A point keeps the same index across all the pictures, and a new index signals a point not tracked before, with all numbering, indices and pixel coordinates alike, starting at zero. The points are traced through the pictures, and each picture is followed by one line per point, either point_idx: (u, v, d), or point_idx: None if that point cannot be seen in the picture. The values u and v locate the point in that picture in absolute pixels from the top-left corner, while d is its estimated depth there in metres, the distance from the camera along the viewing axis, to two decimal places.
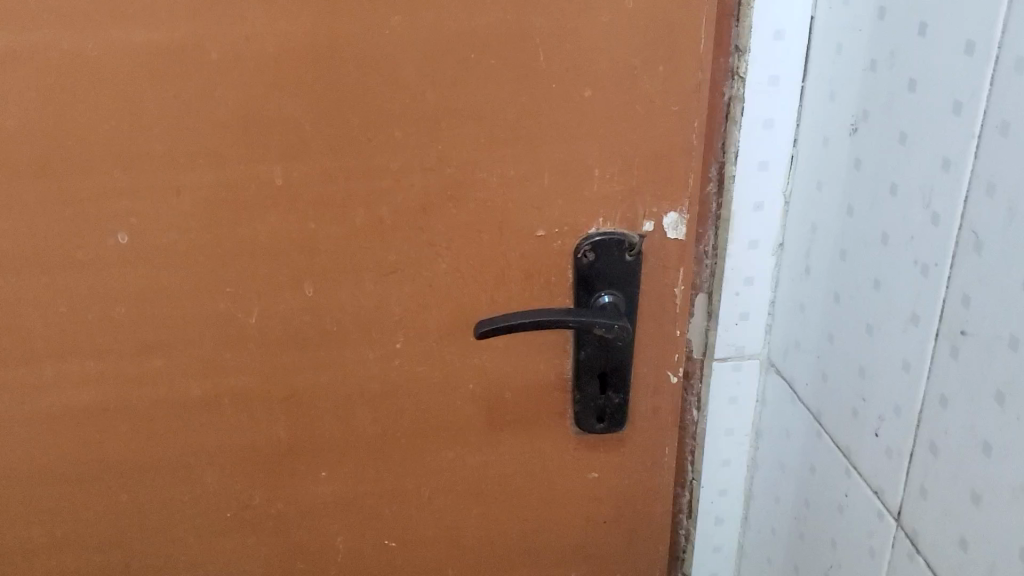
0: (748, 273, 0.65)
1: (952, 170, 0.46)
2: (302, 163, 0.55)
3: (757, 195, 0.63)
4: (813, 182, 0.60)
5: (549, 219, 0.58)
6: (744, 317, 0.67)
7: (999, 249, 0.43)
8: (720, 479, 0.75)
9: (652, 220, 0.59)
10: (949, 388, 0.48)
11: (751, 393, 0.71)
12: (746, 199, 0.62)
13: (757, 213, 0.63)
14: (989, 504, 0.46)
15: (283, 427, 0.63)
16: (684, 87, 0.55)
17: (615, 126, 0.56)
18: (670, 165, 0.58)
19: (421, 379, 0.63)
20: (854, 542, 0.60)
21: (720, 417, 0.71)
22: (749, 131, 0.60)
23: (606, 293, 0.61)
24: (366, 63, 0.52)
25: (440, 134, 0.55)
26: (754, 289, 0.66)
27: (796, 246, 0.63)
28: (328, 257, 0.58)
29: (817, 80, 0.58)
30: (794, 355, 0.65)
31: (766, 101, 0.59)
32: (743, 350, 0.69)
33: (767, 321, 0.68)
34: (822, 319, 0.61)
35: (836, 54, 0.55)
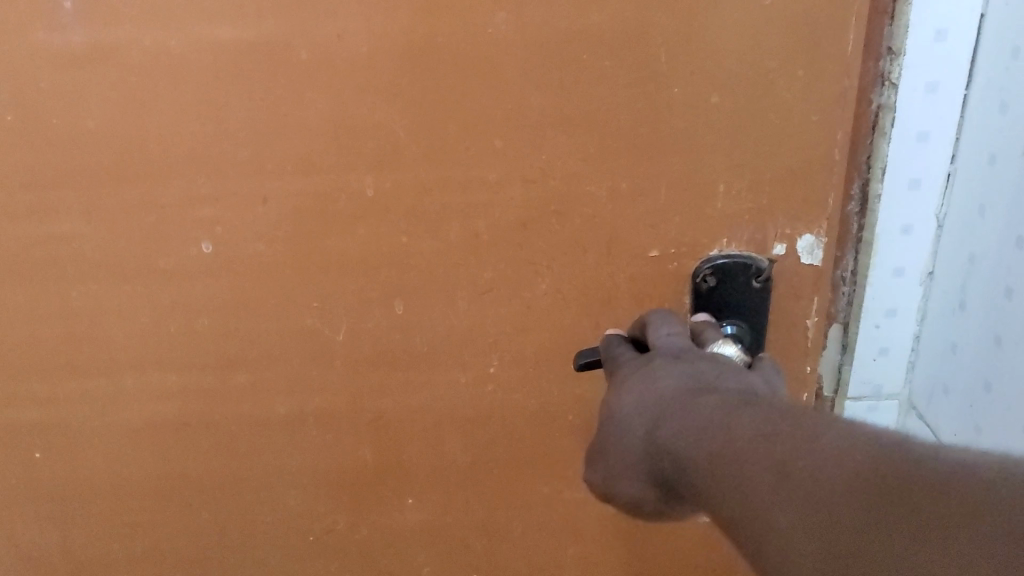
0: (891, 303, 0.58)
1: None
2: (396, 172, 0.50)
3: (905, 217, 0.55)
4: (971, 207, 0.53)
5: (665, 238, 0.53)
6: (883, 352, 0.60)
7: None
8: None
9: (783, 242, 0.52)
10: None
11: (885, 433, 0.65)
12: (893, 222, 0.55)
13: (905, 238, 0.56)
14: None
15: (370, 450, 0.59)
16: (827, 93, 0.48)
17: (743, 137, 0.50)
18: (808, 183, 0.51)
19: (517, 407, 0.58)
20: None
21: None
22: (899, 145, 0.53)
23: (728, 323, 0.54)
24: (467, 64, 0.47)
25: (545, 142, 0.50)
26: (897, 321, 0.59)
27: (951, 276, 0.56)
28: (420, 274, 0.53)
29: (985, 89, 0.50)
30: (943, 398, 0.60)
31: (921, 111, 0.52)
32: (881, 389, 0.62)
33: (910, 358, 0.61)
34: (982, 360, 0.56)
35: (1010, 61, 0.48)
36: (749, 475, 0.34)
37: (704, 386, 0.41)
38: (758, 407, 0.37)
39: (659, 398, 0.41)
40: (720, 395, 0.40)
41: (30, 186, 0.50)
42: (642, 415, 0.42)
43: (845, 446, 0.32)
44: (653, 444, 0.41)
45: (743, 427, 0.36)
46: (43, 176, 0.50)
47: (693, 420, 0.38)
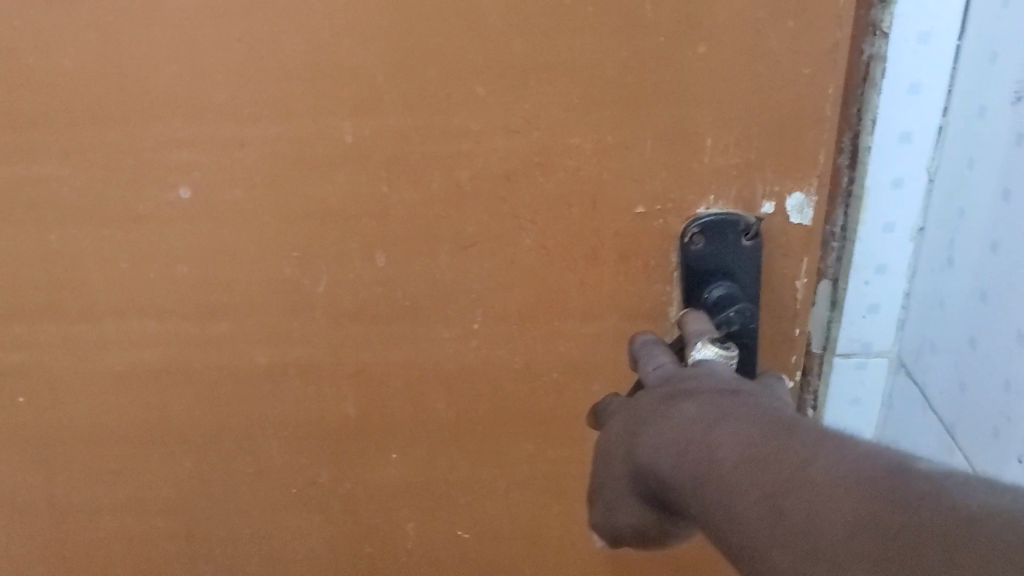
0: (881, 260, 0.57)
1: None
2: (374, 117, 0.49)
3: (896, 170, 0.54)
4: (962, 162, 0.52)
5: (651, 194, 0.51)
6: (873, 310, 0.60)
7: None
8: None
9: (772, 200, 0.51)
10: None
11: (872, 390, 0.64)
12: (883, 176, 0.54)
13: (895, 193, 0.55)
14: None
15: (351, 404, 0.59)
16: (818, 46, 0.47)
17: (731, 91, 0.48)
18: (798, 139, 0.49)
19: (500, 363, 0.57)
20: None
21: (838, 419, 0.66)
22: (890, 98, 0.51)
23: (719, 283, 0.52)
24: (447, 8, 0.46)
25: (528, 92, 0.49)
26: (887, 278, 0.58)
27: (940, 234, 0.55)
28: (401, 224, 0.53)
29: (977, 39, 0.49)
30: (928, 358, 0.59)
31: (913, 63, 0.50)
32: (870, 348, 0.62)
33: (899, 316, 0.60)
34: (968, 321, 0.54)
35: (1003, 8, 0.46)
36: (717, 488, 0.33)
37: (685, 395, 0.41)
38: (736, 418, 0.37)
39: (653, 414, 0.42)
40: (699, 402, 0.40)
41: (8, 127, 0.50)
42: (636, 433, 0.43)
43: (831, 471, 0.30)
44: (645, 457, 0.41)
45: (721, 438, 0.35)
46: (19, 116, 0.50)
47: (682, 440, 0.38)
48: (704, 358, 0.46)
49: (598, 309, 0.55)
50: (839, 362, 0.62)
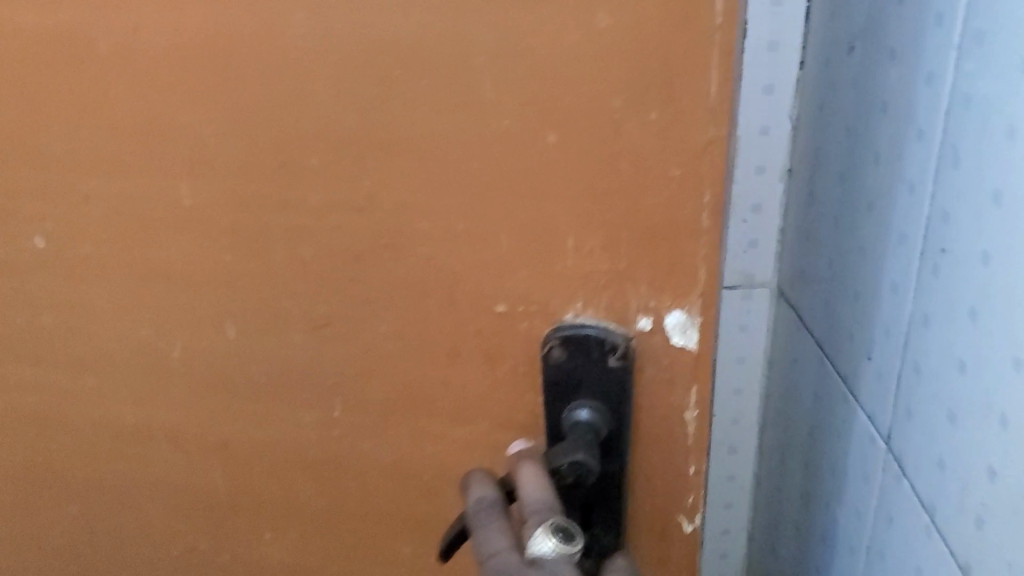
0: (754, 197, 0.72)
1: (934, 84, 0.45)
2: (210, 181, 0.45)
3: (762, 120, 0.69)
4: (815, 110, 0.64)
5: (513, 294, 0.44)
6: (753, 244, 0.74)
7: (969, 154, 0.42)
8: (734, 369, 0.81)
9: (649, 315, 0.43)
10: (931, 305, 0.47)
11: (759, 318, 0.78)
12: (751, 122, 0.69)
13: (762, 137, 0.69)
14: (987, 527, 0.42)
15: (221, 475, 0.55)
16: (690, 142, 0.39)
17: (591, 188, 0.41)
18: (676, 249, 0.41)
19: (366, 458, 0.52)
20: (851, 488, 0.60)
21: (730, 345, 0.79)
22: (753, 53, 0.66)
23: (582, 404, 0.45)
24: (269, 70, 0.42)
25: (365, 168, 0.43)
26: (763, 216, 0.73)
27: (800, 175, 0.68)
28: (249, 295, 0.48)
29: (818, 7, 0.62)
30: (800, 285, 0.70)
31: (769, 25, 0.65)
32: (754, 279, 0.76)
33: (775, 250, 0.74)
34: (824, 248, 0.63)
35: None
36: None
37: None
38: None
39: None
40: None
41: None
42: None
43: None
44: None
45: None
46: None
47: None
48: (542, 554, 0.38)
49: (466, 414, 0.48)
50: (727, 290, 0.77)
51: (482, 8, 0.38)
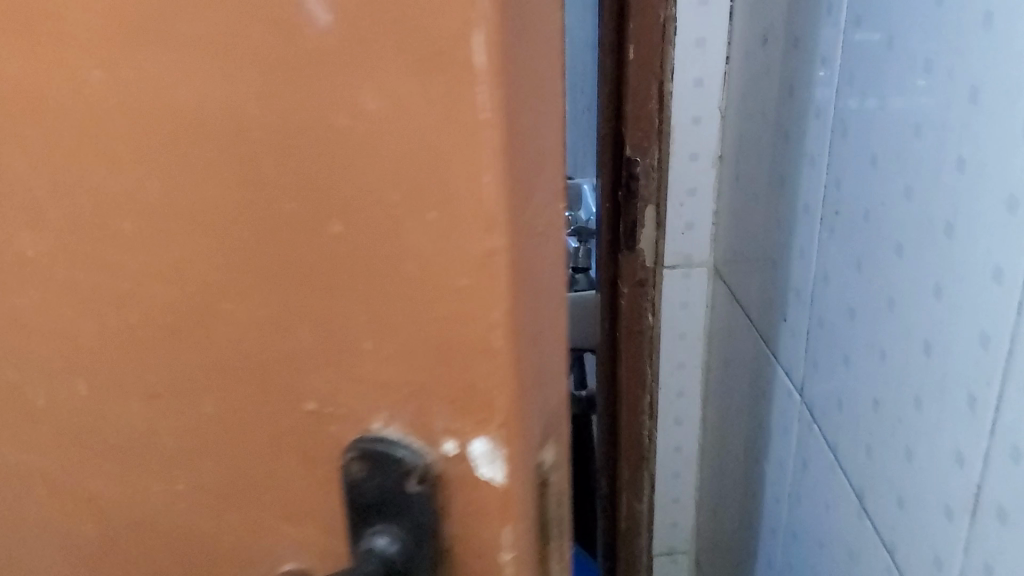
0: (694, 183, 1.05)
1: (938, 83, 0.61)
2: (46, 235, 0.44)
3: (694, 115, 1.02)
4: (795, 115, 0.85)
5: (319, 393, 0.42)
6: (692, 219, 1.06)
7: (984, 115, 0.55)
8: (679, 318, 1.12)
9: (453, 439, 0.41)
10: (950, 279, 0.61)
11: (697, 287, 1.10)
12: (688, 115, 1.02)
13: (697, 125, 1.02)
14: (1022, 439, 0.53)
15: (83, 531, 0.53)
16: (466, 251, 0.37)
17: (381, 286, 0.38)
18: (464, 369, 0.39)
19: (207, 539, 0.49)
20: (917, 474, 0.67)
21: (672, 302, 1.10)
22: (687, 55, 0.98)
23: (380, 528, 0.43)
24: (85, 126, 0.41)
25: (176, 240, 0.41)
26: (697, 197, 1.05)
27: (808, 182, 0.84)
28: (89, 355, 0.47)
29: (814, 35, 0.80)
30: (819, 286, 0.83)
31: (699, 32, 0.97)
32: (694, 257, 1.10)
33: (714, 226, 1.06)
34: (862, 258, 0.74)
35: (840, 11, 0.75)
36: None
37: None
38: None
39: None
40: None
41: None
42: None
43: None
44: None
45: None
46: None
47: None
48: None
49: (293, 511, 0.45)
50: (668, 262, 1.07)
51: (267, 72, 0.36)
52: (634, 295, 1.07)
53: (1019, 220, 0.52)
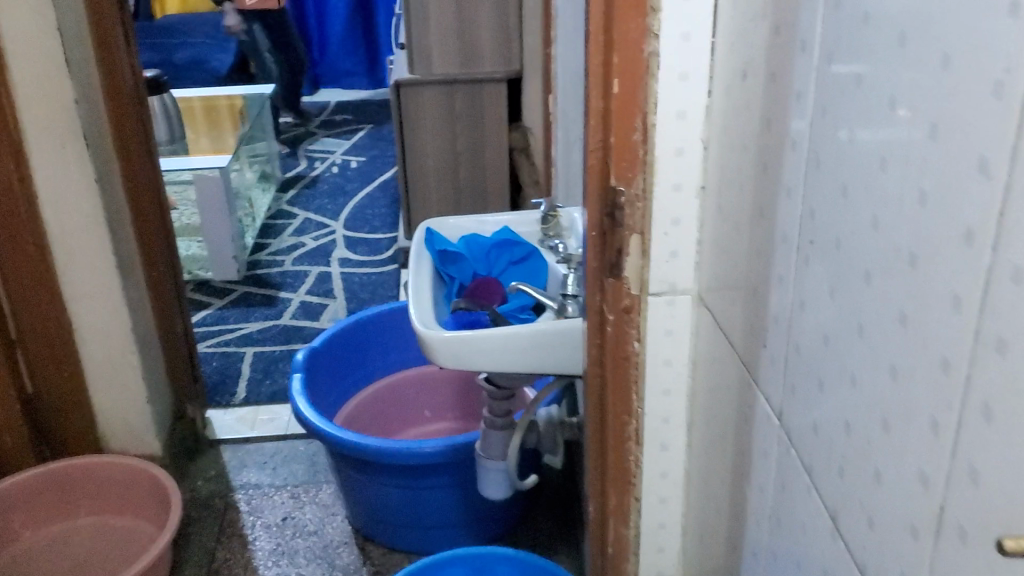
0: (674, 215, 1.00)
1: (890, 160, 0.58)
2: None
3: (676, 144, 0.96)
4: (762, 157, 0.82)
5: None
6: (673, 254, 1.02)
7: (934, 197, 0.53)
8: (664, 354, 1.07)
9: None
10: (899, 358, 0.58)
11: (682, 323, 1.05)
12: (668, 145, 0.96)
13: (679, 157, 0.97)
14: (971, 536, 0.51)
15: None
16: None
17: None
18: None
19: None
20: (870, 549, 0.64)
21: (658, 343, 1.06)
22: (667, 81, 0.94)
23: None
24: None
25: None
26: (678, 230, 1.00)
27: (767, 225, 0.82)
28: None
29: (770, 72, 0.79)
30: (776, 332, 0.81)
31: (681, 57, 0.93)
32: (675, 289, 1.04)
33: (694, 259, 1.02)
34: (822, 326, 0.70)
35: (801, 50, 0.71)
36: None
37: None
38: None
39: None
40: None
41: None
42: None
43: None
44: None
45: None
46: None
47: None
48: None
49: None
50: (653, 298, 1.04)
51: None
52: (620, 322, 1.03)
53: (960, 317, 0.50)
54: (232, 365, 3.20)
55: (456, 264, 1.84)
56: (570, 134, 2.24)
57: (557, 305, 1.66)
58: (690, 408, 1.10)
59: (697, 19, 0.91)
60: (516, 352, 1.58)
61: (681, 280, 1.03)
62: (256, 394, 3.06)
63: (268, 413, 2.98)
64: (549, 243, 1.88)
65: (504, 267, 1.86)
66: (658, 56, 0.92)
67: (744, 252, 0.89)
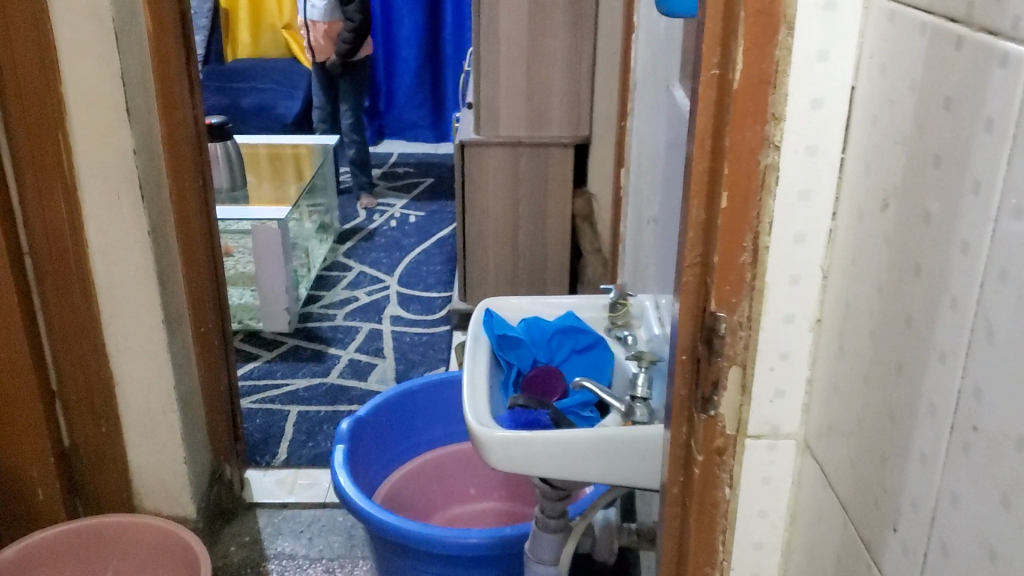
0: (783, 350, 0.86)
1: None
2: None
3: (791, 271, 0.83)
4: (905, 304, 0.68)
5: None
6: (779, 393, 0.88)
7: None
8: (759, 506, 0.93)
9: None
10: None
11: (782, 471, 0.92)
12: (782, 272, 0.83)
13: (794, 285, 0.84)
14: None
15: None
16: None
17: None
18: None
19: None
20: None
21: (754, 493, 0.93)
22: (785, 200, 0.81)
23: None
24: None
25: None
26: (787, 367, 0.87)
27: (907, 388, 0.68)
28: None
29: (922, 206, 0.65)
30: (914, 518, 0.67)
31: (803, 173, 0.80)
32: (779, 433, 0.90)
33: (803, 402, 0.88)
34: (985, 533, 0.58)
35: (974, 191, 0.58)
36: None
37: None
38: None
39: None
40: None
41: None
42: None
43: None
44: None
45: None
46: None
47: None
48: None
49: None
50: (752, 441, 0.90)
51: None
52: (709, 465, 0.90)
53: None
54: (275, 423, 3.10)
55: (516, 350, 1.70)
56: (642, 214, 2.12)
57: (625, 408, 1.51)
58: (784, 567, 0.96)
59: (826, 130, 0.78)
60: (577, 458, 1.45)
61: (786, 423, 0.90)
62: (298, 457, 2.94)
63: (307, 477, 2.86)
64: (617, 333, 1.76)
65: (566, 355, 1.72)
66: (777, 171, 0.80)
67: (870, 409, 0.75)
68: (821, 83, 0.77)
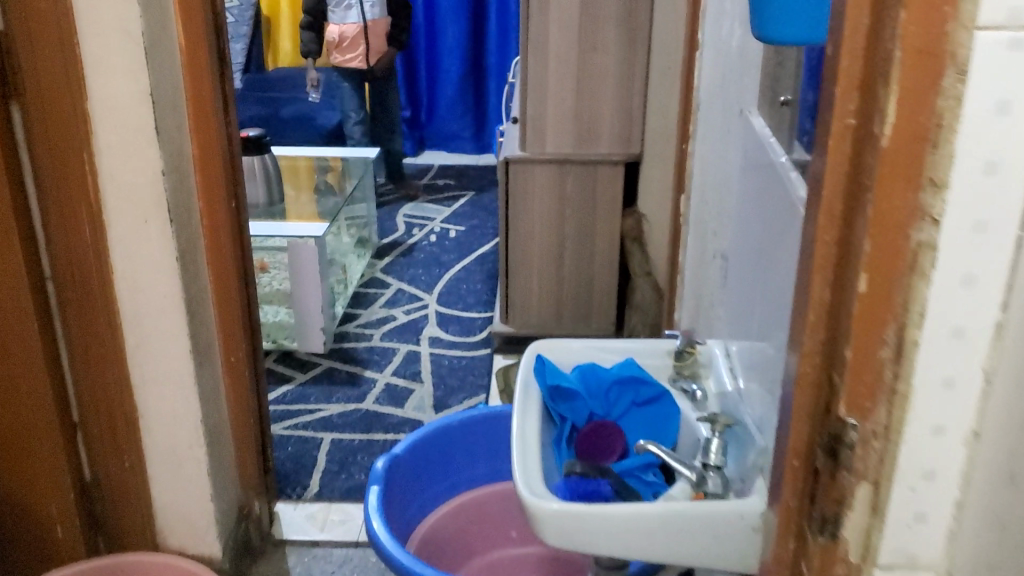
0: (930, 467, 0.72)
1: None
2: None
3: (945, 373, 0.69)
4: None
5: None
6: (920, 517, 0.74)
7: None
8: None
9: None
10: None
11: None
12: (934, 374, 0.69)
13: (947, 389, 0.69)
14: None
15: None
16: None
17: None
18: None
19: None
20: None
21: None
22: (945, 283, 0.66)
23: None
24: None
25: None
26: (933, 485, 0.73)
27: None
28: None
29: None
30: None
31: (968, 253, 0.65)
32: (917, 560, 0.76)
33: (948, 524, 0.74)
34: None
35: None
36: None
37: None
38: None
39: None
40: None
41: None
42: None
43: None
44: None
45: None
46: None
47: None
48: None
49: None
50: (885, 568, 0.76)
51: None
52: None
53: None
54: (307, 452, 2.96)
55: (569, 403, 1.53)
56: (706, 248, 1.96)
57: (695, 476, 1.37)
58: None
59: (999, 199, 0.64)
60: (641, 535, 1.28)
61: (925, 552, 0.76)
62: (330, 489, 2.80)
63: (340, 513, 2.71)
64: (683, 385, 1.58)
65: (626, 408, 1.56)
66: (934, 251, 0.65)
67: None
68: (996, 141, 0.62)
